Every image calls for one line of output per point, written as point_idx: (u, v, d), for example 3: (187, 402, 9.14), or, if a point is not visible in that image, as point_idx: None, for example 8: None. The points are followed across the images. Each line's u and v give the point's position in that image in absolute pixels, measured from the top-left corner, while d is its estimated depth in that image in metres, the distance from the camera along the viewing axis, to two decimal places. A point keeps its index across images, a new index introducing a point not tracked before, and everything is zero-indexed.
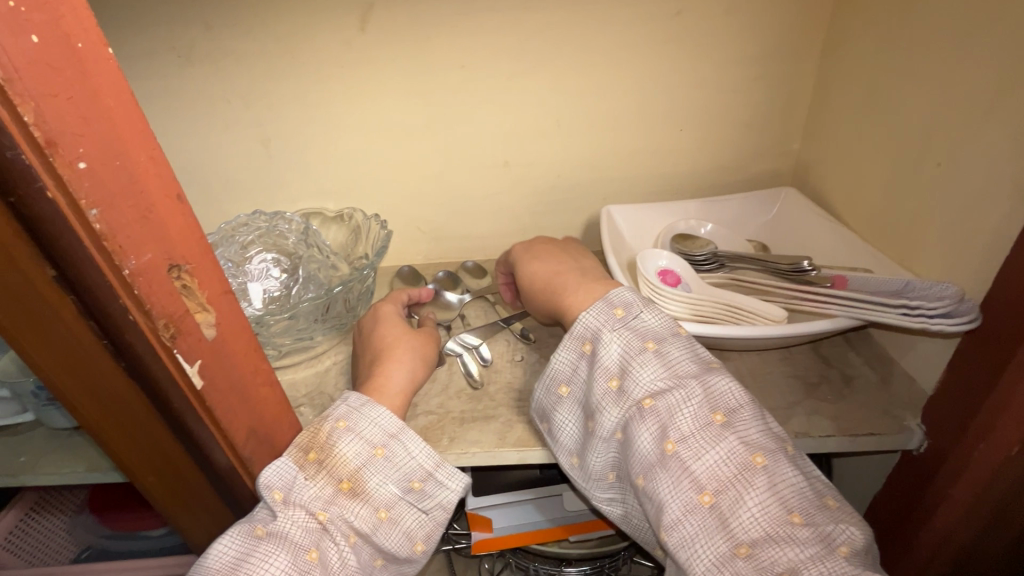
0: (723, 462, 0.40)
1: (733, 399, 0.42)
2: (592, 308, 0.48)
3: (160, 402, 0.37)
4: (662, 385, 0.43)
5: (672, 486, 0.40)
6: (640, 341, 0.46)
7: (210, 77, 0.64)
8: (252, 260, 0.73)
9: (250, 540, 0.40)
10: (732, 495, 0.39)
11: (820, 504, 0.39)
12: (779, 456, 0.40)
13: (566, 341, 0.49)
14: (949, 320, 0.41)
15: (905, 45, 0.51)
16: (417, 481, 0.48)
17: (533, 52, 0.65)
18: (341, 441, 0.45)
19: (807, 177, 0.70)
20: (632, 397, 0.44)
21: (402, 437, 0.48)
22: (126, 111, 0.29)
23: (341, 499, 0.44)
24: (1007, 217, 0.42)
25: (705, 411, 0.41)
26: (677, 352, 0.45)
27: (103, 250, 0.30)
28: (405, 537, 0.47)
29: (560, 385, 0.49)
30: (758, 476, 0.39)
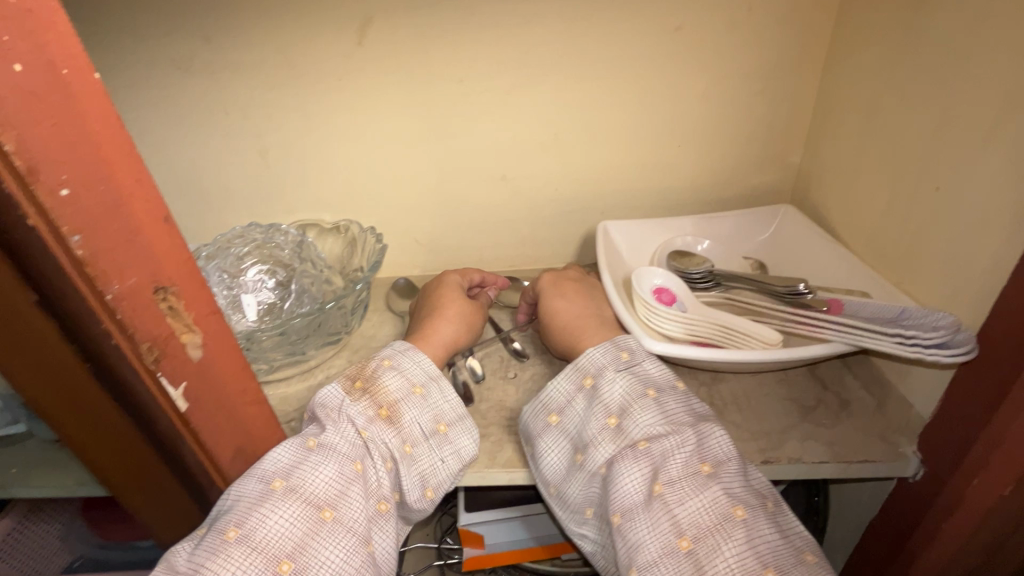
0: (705, 510, 0.40)
1: (722, 453, 0.43)
2: (600, 346, 0.50)
3: (144, 424, 0.37)
4: (659, 429, 0.44)
5: (652, 528, 0.40)
6: (641, 386, 0.47)
7: (209, 89, 0.65)
8: (247, 272, 0.72)
9: (303, 451, 0.44)
10: (710, 544, 0.39)
11: (798, 561, 0.39)
12: (760, 512, 0.40)
13: (567, 372, 0.50)
14: (944, 351, 0.41)
15: (906, 66, 0.51)
16: (443, 425, 0.50)
17: (532, 67, 0.65)
18: (384, 375, 0.50)
19: (806, 194, 0.70)
20: (627, 435, 0.44)
21: (438, 384, 0.52)
22: (112, 135, 0.29)
23: (379, 424, 0.47)
24: (1005, 245, 0.41)
25: (694, 461, 0.42)
26: (673, 402, 0.46)
27: (85, 275, 0.29)
28: (421, 479, 0.48)
29: (550, 414, 0.49)
30: (737, 528, 0.39)
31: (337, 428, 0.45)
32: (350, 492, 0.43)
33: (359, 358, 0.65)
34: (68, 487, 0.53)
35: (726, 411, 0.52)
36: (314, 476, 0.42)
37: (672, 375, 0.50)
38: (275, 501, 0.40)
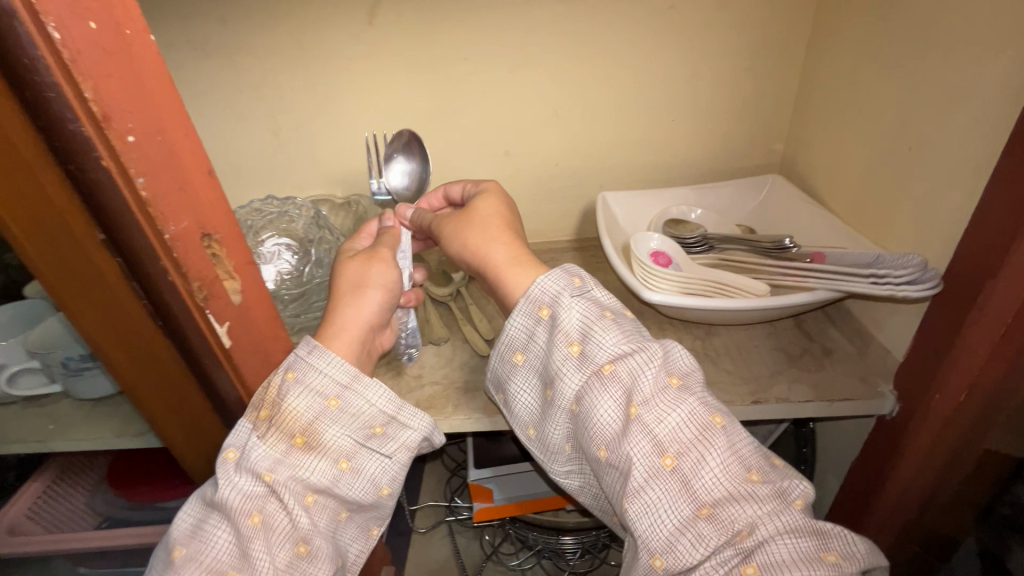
0: (683, 424, 0.39)
1: (686, 367, 0.43)
2: (550, 273, 0.47)
3: (192, 364, 0.41)
4: (624, 349, 0.43)
5: (636, 450, 0.39)
6: (598, 310, 0.45)
7: (224, 68, 0.68)
8: (265, 243, 0.74)
9: (204, 509, 0.42)
10: (694, 456, 0.38)
11: (771, 463, 0.40)
12: (732, 418, 0.41)
13: (520, 307, 0.48)
14: (914, 286, 0.44)
15: (882, 37, 0.55)
16: (379, 427, 0.47)
17: (532, 45, 0.68)
18: (289, 396, 0.44)
19: (793, 165, 0.74)
20: (593, 362, 0.43)
21: (357, 385, 0.46)
22: (166, 92, 0.33)
23: (296, 454, 0.44)
24: (969, 194, 0.45)
25: (663, 376, 0.42)
26: (603, 298, 0.47)
27: (148, 215, 0.33)
28: (370, 484, 0.47)
29: (515, 352, 0.49)
30: (717, 436, 0.39)
31: (239, 472, 0.42)
32: (251, 549, 0.39)
33: None
34: (106, 441, 0.56)
35: (719, 361, 0.56)
36: (213, 538, 0.40)
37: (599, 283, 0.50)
38: (173, 573, 0.39)
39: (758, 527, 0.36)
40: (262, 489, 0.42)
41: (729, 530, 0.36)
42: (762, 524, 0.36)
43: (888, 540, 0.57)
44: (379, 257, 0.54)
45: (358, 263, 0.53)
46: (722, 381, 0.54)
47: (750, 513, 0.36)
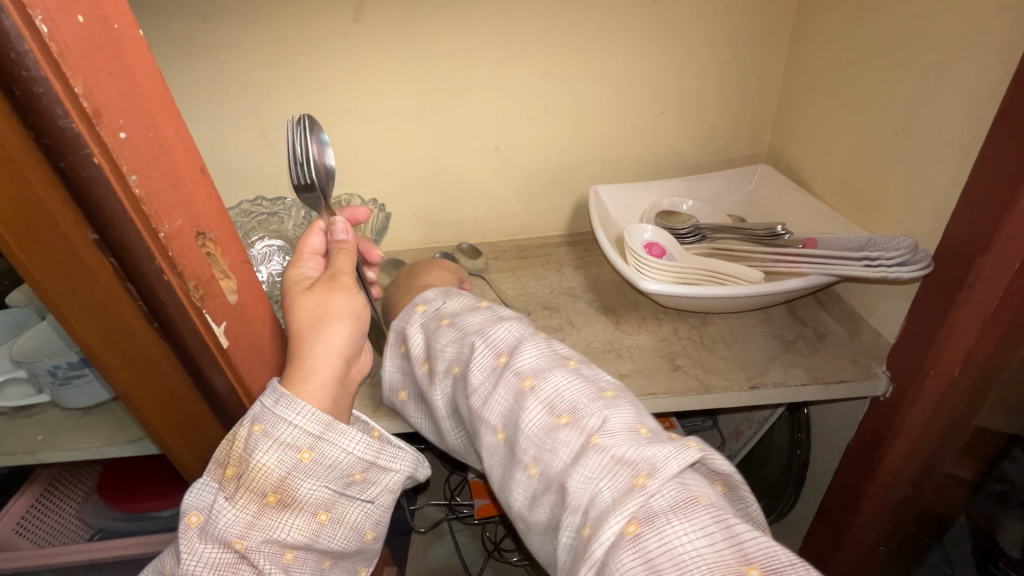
0: (505, 401, 0.41)
1: (512, 339, 0.44)
2: (400, 314, 0.53)
3: (189, 367, 0.40)
4: (452, 348, 0.46)
5: (484, 438, 0.42)
6: (438, 320, 0.50)
7: (208, 68, 0.67)
8: (255, 245, 0.73)
9: None
10: (515, 424, 0.41)
11: (592, 400, 0.39)
12: (553, 373, 0.41)
13: (388, 351, 0.53)
14: (904, 267, 0.45)
15: (864, 25, 0.55)
16: (358, 473, 0.44)
17: (520, 39, 0.68)
18: (256, 452, 0.39)
19: (780, 155, 0.75)
20: (438, 370, 0.47)
21: (333, 434, 0.42)
22: (154, 87, 0.32)
23: (269, 514, 0.39)
24: (954, 177, 0.46)
25: (489, 358, 0.44)
26: (472, 317, 0.48)
27: (142, 214, 0.32)
28: (353, 531, 0.44)
29: (398, 393, 0.53)
30: (528, 399, 0.40)
31: (204, 540, 0.38)
32: None
33: None
34: (97, 450, 0.55)
35: (715, 348, 0.57)
36: None
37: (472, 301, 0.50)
38: None
39: (569, 472, 0.37)
40: (232, 557, 0.38)
41: (557, 484, 0.38)
42: (571, 470, 0.37)
43: (884, 517, 0.59)
44: (340, 284, 0.46)
45: (318, 293, 0.45)
46: (720, 368, 0.55)
47: (563, 460, 0.38)
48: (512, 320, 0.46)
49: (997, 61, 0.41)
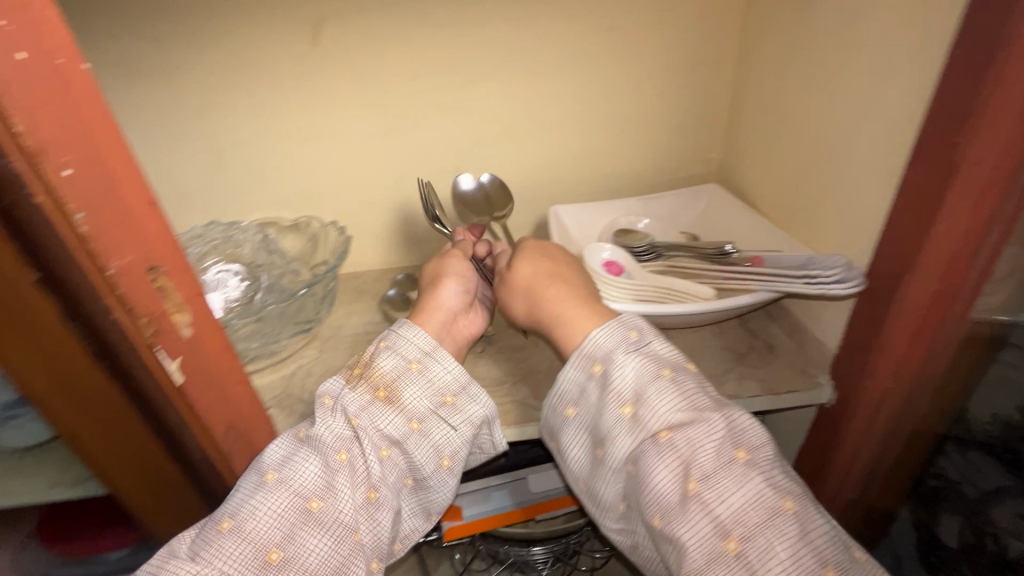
0: (751, 505, 0.41)
1: (756, 439, 0.45)
2: (604, 327, 0.50)
3: (144, 404, 0.39)
4: (681, 417, 0.45)
5: (692, 529, 0.41)
6: (656, 367, 0.48)
7: (159, 90, 0.65)
8: (209, 270, 0.74)
9: (263, 484, 0.44)
10: (759, 542, 0.40)
11: (839, 549, 0.40)
12: (806, 500, 0.42)
13: (574, 360, 0.51)
14: (840, 286, 0.48)
15: (800, 57, 0.60)
16: (449, 396, 0.54)
17: (479, 64, 0.70)
18: (379, 357, 0.53)
19: (729, 174, 0.79)
20: (648, 427, 0.46)
21: (436, 355, 0.54)
22: (102, 122, 0.31)
23: (377, 405, 0.51)
24: (883, 199, 0.50)
25: (727, 450, 0.43)
26: (603, 339, 0.50)
27: (88, 251, 0.31)
28: (434, 451, 0.52)
29: (567, 407, 0.52)
30: (787, 521, 0.40)
31: (334, 415, 0.49)
32: (336, 483, 0.46)
33: (330, 346, 0.68)
34: (40, 491, 0.52)
35: None
36: (304, 471, 0.46)
37: (621, 330, 0.51)
38: (234, 535, 0.43)
39: None
40: (349, 433, 0.49)
41: None
42: None
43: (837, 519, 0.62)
44: (454, 253, 0.63)
45: (440, 259, 0.63)
46: None
47: None
48: (633, 353, 0.49)
49: (914, 95, 0.45)
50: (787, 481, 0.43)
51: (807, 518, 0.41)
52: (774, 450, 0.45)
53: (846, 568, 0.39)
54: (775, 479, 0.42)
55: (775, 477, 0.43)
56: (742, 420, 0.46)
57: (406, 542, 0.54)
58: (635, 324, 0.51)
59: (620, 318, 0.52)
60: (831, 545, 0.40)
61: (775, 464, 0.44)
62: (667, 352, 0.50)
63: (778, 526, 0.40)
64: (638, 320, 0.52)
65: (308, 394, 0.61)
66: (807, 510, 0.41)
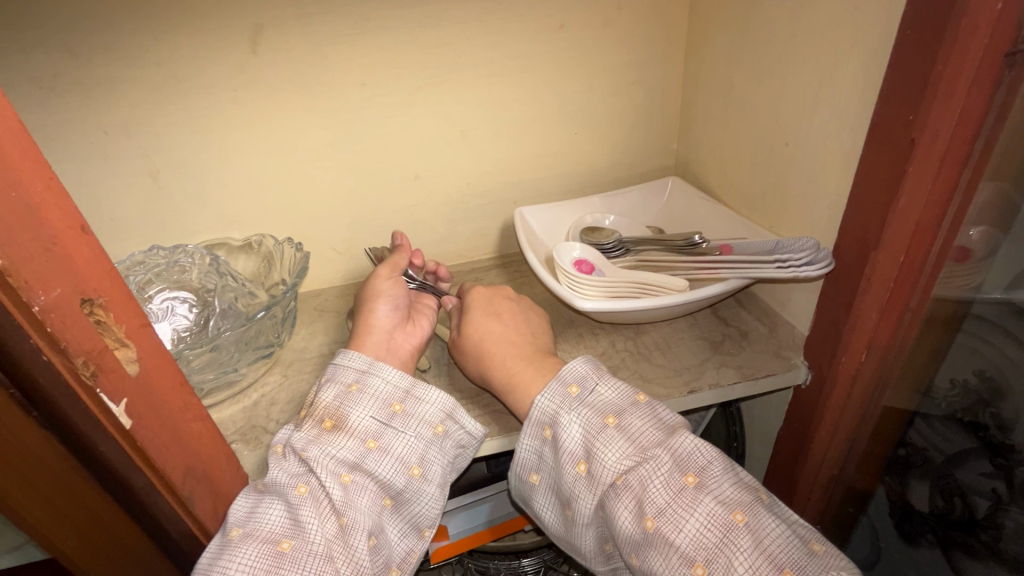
0: (706, 529, 0.41)
1: (702, 458, 0.45)
2: (547, 391, 0.51)
3: (84, 455, 0.35)
4: (630, 458, 0.45)
5: (664, 564, 0.41)
6: (600, 417, 0.48)
7: (80, 107, 0.59)
8: (153, 299, 0.68)
9: (226, 542, 0.42)
10: (722, 562, 0.40)
11: (806, 555, 0.40)
12: (757, 508, 0.42)
13: (527, 430, 0.52)
14: (811, 266, 0.49)
15: (749, 48, 0.61)
16: (397, 405, 0.51)
17: (432, 67, 0.68)
18: (321, 391, 0.51)
19: (687, 167, 0.80)
20: (602, 478, 0.46)
21: (375, 369, 0.52)
22: (14, 139, 0.28)
23: (326, 435, 0.48)
24: (840, 181, 0.52)
25: (675, 479, 0.44)
26: (547, 402, 0.50)
27: (9, 288, 0.28)
28: (399, 464, 0.49)
29: (531, 474, 0.52)
30: (742, 535, 0.40)
31: (286, 459, 0.47)
32: (301, 513, 0.44)
33: (293, 371, 0.64)
34: None
35: (652, 357, 0.59)
36: (268, 521, 0.44)
37: (561, 386, 0.51)
38: None
39: None
40: (302, 467, 0.46)
41: None
42: None
43: (819, 496, 0.63)
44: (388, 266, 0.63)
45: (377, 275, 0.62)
46: (658, 376, 0.57)
47: None
48: (576, 409, 0.49)
49: (864, 79, 0.47)
50: (738, 492, 0.43)
51: (760, 526, 0.41)
52: (735, 465, 0.46)
53: (806, 567, 0.40)
54: (725, 495, 0.43)
55: (724, 491, 0.43)
56: (686, 443, 0.46)
57: (407, 567, 0.50)
58: (576, 375, 0.51)
59: (559, 373, 0.52)
60: (787, 547, 0.40)
61: (727, 476, 0.44)
62: (612, 394, 0.50)
63: (736, 543, 0.40)
64: (580, 368, 0.52)
65: (273, 424, 0.57)
66: (758, 518, 0.41)
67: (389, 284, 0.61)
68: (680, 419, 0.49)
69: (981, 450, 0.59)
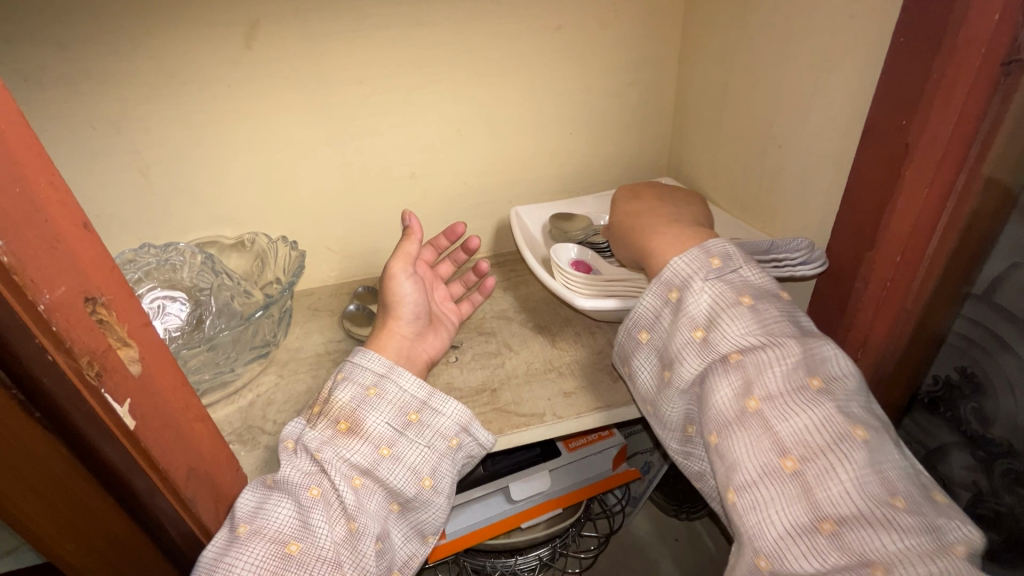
0: (815, 428, 0.39)
1: (838, 370, 0.42)
2: (687, 255, 0.49)
3: (84, 458, 0.34)
4: (752, 342, 0.44)
5: (751, 445, 0.40)
6: (736, 295, 0.46)
7: (68, 101, 0.58)
8: (143, 298, 0.66)
9: (233, 538, 0.41)
10: (821, 465, 0.38)
11: (925, 498, 0.37)
12: (882, 435, 0.39)
13: (653, 287, 0.51)
14: (806, 266, 0.53)
15: (742, 52, 0.62)
16: (414, 414, 0.51)
17: (428, 66, 0.68)
18: (337, 389, 0.50)
19: (680, 168, 0.81)
20: (717, 349, 0.45)
21: (394, 374, 0.51)
22: (17, 132, 0.27)
23: (340, 438, 0.47)
24: (833, 184, 0.53)
25: (802, 375, 0.41)
26: (683, 265, 0.49)
27: (15, 286, 0.27)
28: (411, 473, 0.49)
29: (640, 331, 0.52)
30: (857, 447, 0.38)
31: (298, 456, 0.46)
32: (312, 517, 0.43)
33: (289, 371, 0.63)
34: None
35: None
36: (276, 519, 0.43)
37: (703, 255, 0.49)
38: None
39: (895, 556, 0.34)
40: (316, 468, 0.46)
41: (852, 551, 0.35)
42: (899, 553, 0.34)
43: None
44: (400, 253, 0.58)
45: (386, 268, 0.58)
46: None
47: (886, 542, 0.35)
48: (711, 279, 0.48)
49: (857, 85, 0.48)
50: (865, 414, 0.41)
51: (880, 448, 0.38)
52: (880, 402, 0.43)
53: (922, 504, 0.37)
54: (851, 410, 0.40)
55: (850, 405, 0.40)
56: (827, 350, 0.43)
57: (406, 571, 0.50)
58: (720, 250, 0.49)
59: (704, 244, 0.50)
60: (906, 480, 0.38)
61: (857, 397, 0.41)
62: (756, 279, 0.48)
63: (844, 448, 0.38)
64: (726, 245, 0.50)
65: (271, 424, 0.56)
66: (879, 440, 0.39)
67: (405, 283, 0.57)
68: (820, 332, 0.46)
69: (963, 444, 0.60)
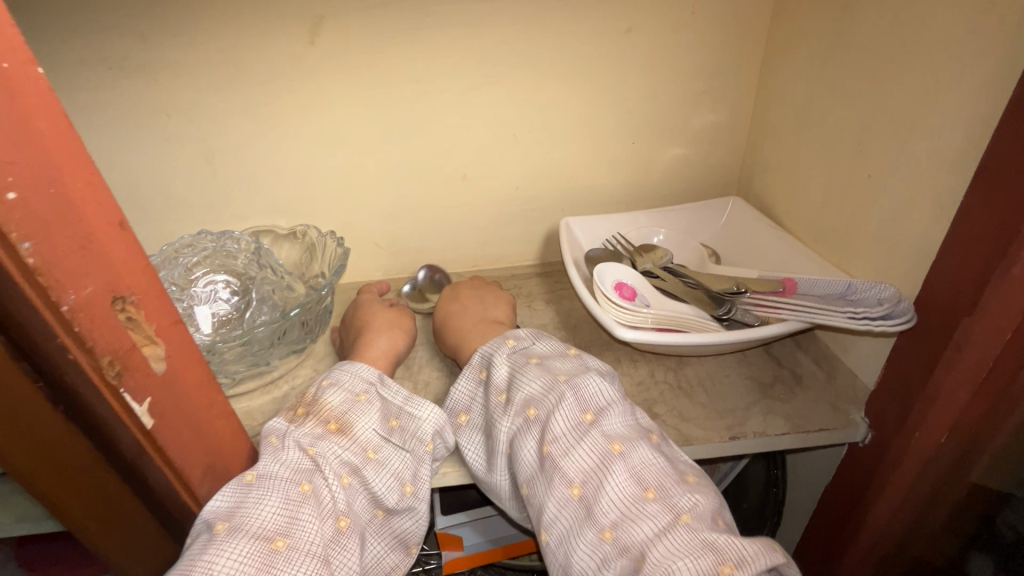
0: (587, 455, 0.43)
1: (603, 399, 0.46)
2: (490, 341, 0.55)
3: (109, 446, 0.35)
4: (540, 391, 0.47)
5: (547, 487, 0.43)
6: (526, 359, 0.51)
7: (146, 89, 0.61)
8: (198, 282, 0.69)
9: (242, 490, 0.41)
10: (595, 483, 0.41)
11: (675, 481, 0.41)
12: (638, 443, 0.43)
13: (466, 371, 0.55)
14: (889, 321, 0.46)
15: (835, 67, 0.55)
16: (395, 420, 0.50)
17: (486, 65, 0.65)
18: (325, 392, 0.49)
19: (751, 187, 0.75)
20: (515, 407, 0.47)
21: (383, 386, 0.52)
22: (60, 134, 0.27)
23: (331, 437, 0.46)
24: (928, 227, 0.46)
25: (576, 413, 0.45)
26: (488, 349, 0.54)
27: (38, 286, 0.27)
28: (394, 478, 0.48)
29: (459, 414, 0.53)
30: (616, 462, 0.42)
31: (284, 451, 0.44)
32: (301, 513, 0.40)
33: (325, 366, 0.64)
34: (7, 527, 0.46)
35: (693, 394, 0.55)
36: (259, 513, 0.40)
37: (502, 337, 0.55)
38: (216, 545, 0.37)
39: (655, 545, 0.37)
40: (308, 463, 0.44)
41: (630, 553, 0.38)
42: (657, 543, 0.37)
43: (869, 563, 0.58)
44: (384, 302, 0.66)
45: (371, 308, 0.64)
46: (699, 416, 0.53)
47: (646, 533, 0.38)
48: (508, 353, 0.52)
49: (971, 115, 0.41)
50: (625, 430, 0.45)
51: (634, 456, 0.42)
52: (644, 416, 0.48)
53: (671, 488, 0.41)
54: (613, 429, 0.44)
55: (613, 426, 0.44)
56: (593, 384, 0.47)
57: None
58: (518, 333, 0.55)
59: (505, 331, 0.56)
60: (655, 471, 0.42)
61: (621, 417, 0.45)
62: (545, 349, 0.53)
63: (609, 469, 0.42)
64: (524, 330, 0.56)
65: None
66: (634, 450, 0.43)
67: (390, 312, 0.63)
68: (601, 370, 0.51)
69: None
